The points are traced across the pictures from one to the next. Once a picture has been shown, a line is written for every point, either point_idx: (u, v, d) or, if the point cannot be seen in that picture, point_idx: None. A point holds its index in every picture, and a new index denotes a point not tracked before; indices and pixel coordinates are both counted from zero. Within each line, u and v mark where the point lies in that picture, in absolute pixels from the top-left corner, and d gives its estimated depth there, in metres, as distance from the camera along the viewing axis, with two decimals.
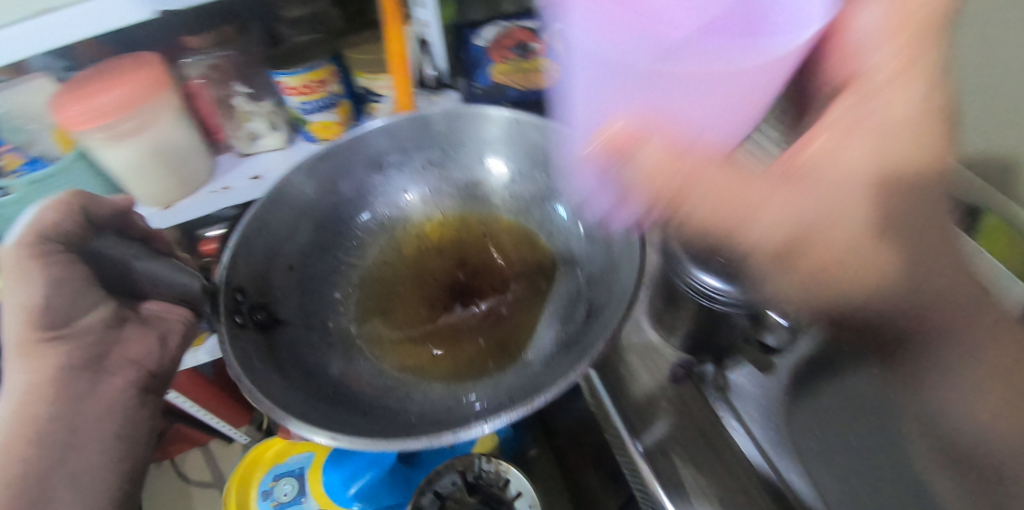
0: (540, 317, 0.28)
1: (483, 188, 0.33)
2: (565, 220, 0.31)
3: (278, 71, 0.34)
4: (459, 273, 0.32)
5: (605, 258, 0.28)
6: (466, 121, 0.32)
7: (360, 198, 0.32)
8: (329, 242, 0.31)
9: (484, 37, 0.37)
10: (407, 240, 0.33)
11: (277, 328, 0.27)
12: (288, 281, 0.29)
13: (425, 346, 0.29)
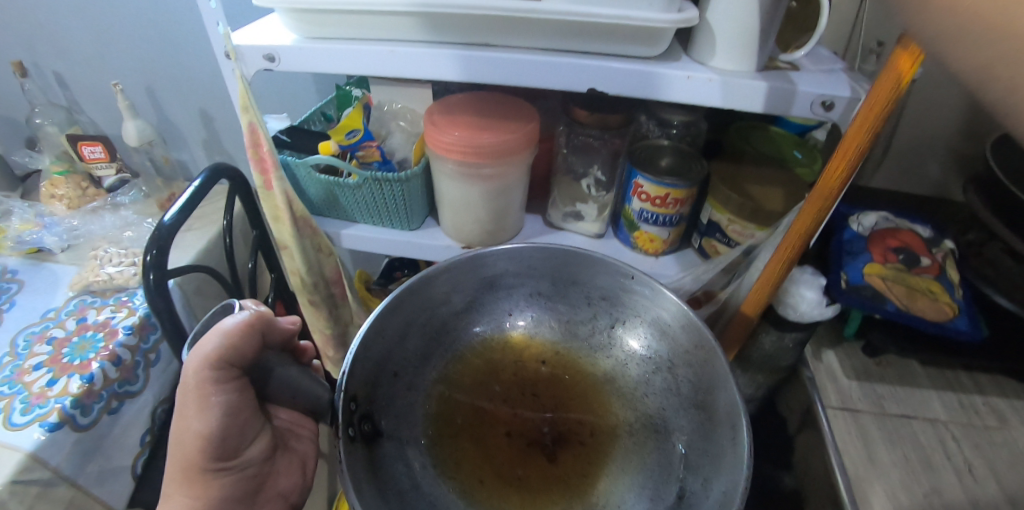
0: (623, 482, 0.30)
1: (582, 327, 0.36)
2: (657, 386, 0.33)
3: (643, 174, 0.33)
4: (539, 397, 0.34)
5: (703, 449, 0.29)
6: (590, 265, 0.34)
7: (464, 309, 0.36)
8: (432, 349, 0.34)
9: (863, 225, 0.37)
10: (495, 350, 0.36)
11: (378, 441, 0.29)
12: (391, 390, 0.31)
13: (494, 475, 0.30)
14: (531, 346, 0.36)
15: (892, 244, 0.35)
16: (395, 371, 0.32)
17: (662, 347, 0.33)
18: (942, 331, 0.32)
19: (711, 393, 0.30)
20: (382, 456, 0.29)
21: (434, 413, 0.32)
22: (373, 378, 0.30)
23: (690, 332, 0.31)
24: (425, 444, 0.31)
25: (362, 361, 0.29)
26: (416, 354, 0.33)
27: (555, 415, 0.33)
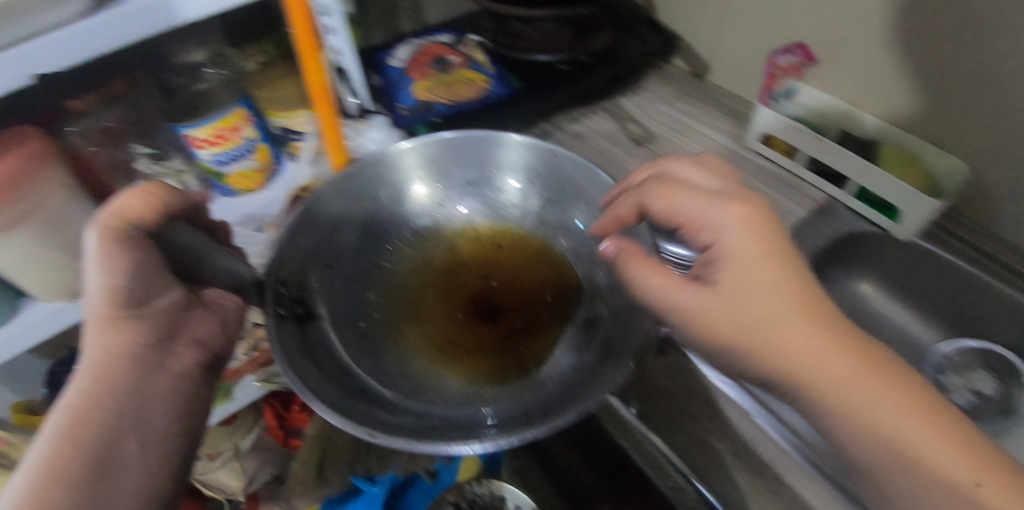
0: (558, 355, 0.43)
1: (507, 214, 0.52)
2: (557, 227, 0.51)
3: (186, 128, 0.59)
4: (486, 282, 0.50)
5: (626, 309, 0.43)
6: (493, 142, 0.51)
7: (399, 205, 0.51)
8: (371, 247, 0.48)
9: (398, 59, 0.82)
10: (441, 264, 0.50)
11: (307, 320, 0.41)
12: (321, 279, 0.44)
13: (450, 353, 0.45)
14: (502, 242, 0.52)
15: (426, 61, 0.80)
16: (328, 261, 0.46)
17: (576, 210, 0.50)
18: (478, 95, 0.78)
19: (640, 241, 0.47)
20: (315, 333, 0.41)
21: (390, 306, 0.46)
22: (298, 271, 0.43)
23: (577, 168, 0.50)
24: (378, 316, 0.45)
25: (283, 259, 0.42)
26: (337, 247, 0.47)
27: (498, 291, 0.49)
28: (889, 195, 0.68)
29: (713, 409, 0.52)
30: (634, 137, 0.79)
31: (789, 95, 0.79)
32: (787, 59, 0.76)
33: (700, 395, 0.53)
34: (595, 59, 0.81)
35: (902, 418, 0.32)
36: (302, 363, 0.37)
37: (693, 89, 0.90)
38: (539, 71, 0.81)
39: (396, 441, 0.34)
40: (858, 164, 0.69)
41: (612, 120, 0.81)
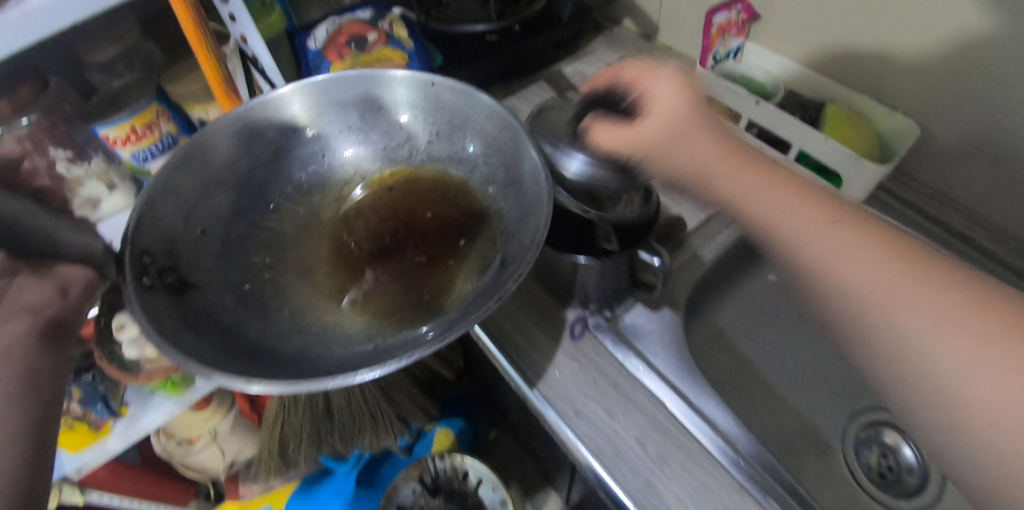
0: (466, 283, 0.52)
1: (400, 153, 0.63)
2: (449, 163, 0.61)
3: (102, 126, 0.66)
4: (384, 224, 0.60)
5: (514, 210, 0.54)
6: (382, 82, 0.59)
7: (293, 152, 0.60)
8: (262, 193, 0.57)
9: (319, 40, 0.83)
10: (355, 205, 0.62)
11: (183, 290, 0.46)
12: (195, 242, 0.51)
13: (347, 283, 0.54)
14: (392, 186, 0.63)
15: (343, 41, 0.83)
16: (201, 229, 0.52)
17: (465, 139, 0.60)
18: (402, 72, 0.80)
19: (518, 162, 0.55)
20: (191, 298, 0.46)
21: (303, 246, 0.57)
22: (171, 239, 0.49)
23: (464, 100, 0.59)
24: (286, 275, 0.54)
25: (149, 225, 0.47)
26: (214, 214, 0.53)
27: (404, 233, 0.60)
28: (831, 159, 0.68)
29: (618, 389, 0.57)
30: None
31: (731, 54, 0.82)
32: (725, 17, 0.76)
33: (608, 381, 0.58)
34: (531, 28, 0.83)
35: (956, 329, 0.31)
36: (170, 322, 0.42)
37: (639, 50, 0.92)
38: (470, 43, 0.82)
39: (278, 386, 0.38)
40: (801, 130, 0.69)
41: (550, 91, 0.86)
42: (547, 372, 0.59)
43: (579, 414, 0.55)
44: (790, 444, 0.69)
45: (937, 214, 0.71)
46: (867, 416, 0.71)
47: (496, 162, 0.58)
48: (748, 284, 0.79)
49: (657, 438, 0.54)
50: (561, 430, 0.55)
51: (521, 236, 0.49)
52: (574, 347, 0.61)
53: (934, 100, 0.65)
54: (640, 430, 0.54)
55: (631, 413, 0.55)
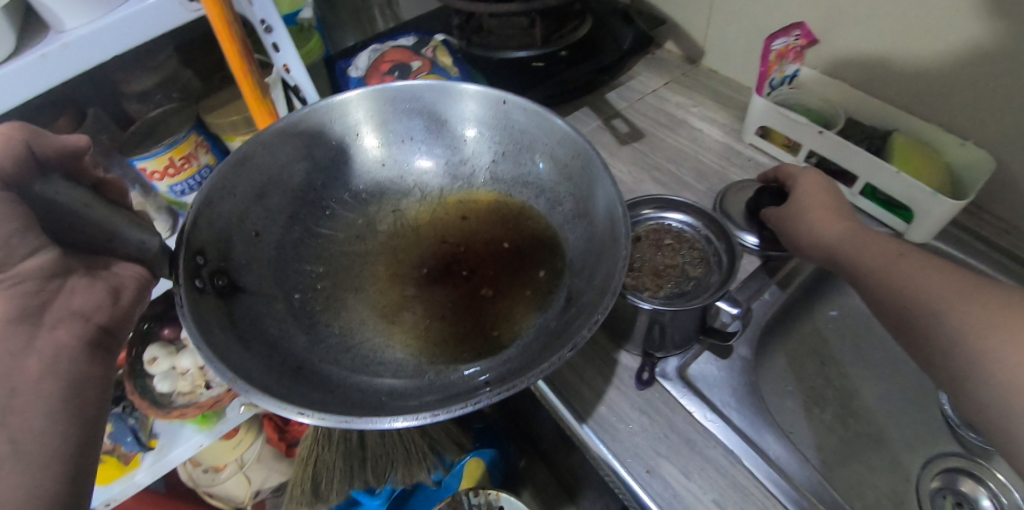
0: (532, 320, 0.50)
1: (464, 170, 0.63)
2: (513, 186, 0.61)
3: (140, 158, 0.67)
4: (444, 244, 0.60)
5: (588, 244, 0.52)
6: (452, 98, 0.59)
7: (357, 161, 0.61)
8: (316, 203, 0.59)
9: (359, 69, 0.87)
10: (411, 225, 0.62)
11: (230, 292, 0.47)
12: (248, 242, 0.52)
13: (403, 309, 0.54)
14: (456, 212, 0.63)
15: (384, 69, 0.84)
16: (256, 231, 0.53)
17: (533, 163, 0.59)
18: None
19: (592, 191, 0.53)
20: (235, 303, 0.47)
21: (368, 268, 0.57)
22: (225, 239, 0.50)
23: (536, 121, 0.57)
24: (357, 294, 0.55)
25: (206, 222, 0.48)
26: (268, 216, 0.55)
27: (463, 256, 0.59)
28: (897, 192, 0.65)
29: (692, 447, 0.52)
30: (621, 133, 0.82)
31: (789, 81, 0.78)
32: (782, 42, 0.71)
33: (678, 434, 0.53)
34: (573, 54, 0.83)
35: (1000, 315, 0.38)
36: (219, 331, 0.42)
37: (684, 75, 0.90)
38: (512, 69, 0.82)
39: (325, 417, 0.37)
40: (867, 161, 0.66)
41: (595, 117, 0.85)
42: (607, 419, 0.55)
43: (648, 475, 0.51)
44: (866, 501, 0.62)
45: (1015, 246, 0.67)
46: (940, 463, 0.66)
47: (566, 191, 0.56)
48: (808, 319, 0.74)
49: (739, 502, 0.49)
50: (632, 490, 0.51)
51: (593, 274, 0.47)
52: (639, 395, 0.56)
53: (1014, 123, 0.62)
54: (716, 494, 0.49)
55: (707, 472, 0.51)
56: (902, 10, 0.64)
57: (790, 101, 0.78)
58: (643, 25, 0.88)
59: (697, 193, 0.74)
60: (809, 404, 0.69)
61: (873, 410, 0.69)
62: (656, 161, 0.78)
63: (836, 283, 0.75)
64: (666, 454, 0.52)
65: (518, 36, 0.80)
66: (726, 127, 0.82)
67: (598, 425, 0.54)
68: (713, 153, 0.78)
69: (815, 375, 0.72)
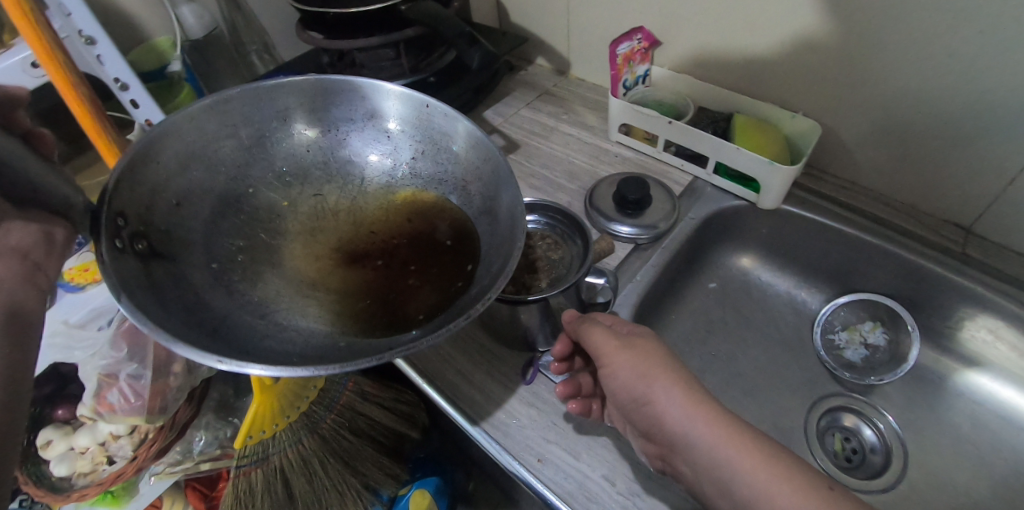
0: (434, 300, 0.52)
1: (387, 166, 0.62)
2: (427, 187, 0.61)
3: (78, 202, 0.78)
4: (370, 240, 0.60)
5: (490, 231, 0.54)
6: (378, 94, 0.61)
7: (284, 143, 0.61)
8: (238, 180, 0.58)
9: None
10: (331, 217, 0.61)
11: (152, 260, 0.47)
12: (171, 209, 0.52)
13: (327, 294, 0.53)
14: (378, 207, 0.62)
15: None
16: (178, 202, 0.53)
17: (450, 168, 0.60)
18: None
19: (494, 188, 0.55)
20: (155, 267, 0.47)
21: (294, 247, 0.57)
22: (147, 205, 0.50)
23: (455, 123, 0.59)
24: (280, 274, 0.54)
25: (128, 189, 0.49)
26: (193, 187, 0.54)
27: (390, 244, 0.59)
28: (744, 168, 0.74)
29: (580, 429, 0.57)
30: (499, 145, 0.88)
31: (642, 82, 0.87)
32: (627, 46, 0.80)
33: (569, 420, 0.58)
34: (447, 77, 0.88)
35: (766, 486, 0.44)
36: (139, 292, 0.43)
37: (554, 87, 0.99)
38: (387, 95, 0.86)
39: (243, 364, 0.38)
40: (712, 143, 0.76)
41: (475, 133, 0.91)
42: (501, 420, 0.58)
43: (541, 463, 0.54)
44: None
45: (844, 199, 0.79)
46: (824, 404, 0.76)
47: (476, 191, 0.57)
48: (689, 293, 0.82)
49: (627, 472, 0.53)
50: (525, 480, 0.54)
51: (495, 258, 0.50)
52: (528, 389, 0.60)
53: (822, 90, 0.74)
54: (604, 469, 0.54)
55: (596, 450, 0.55)
56: (721, 8, 0.75)
57: (646, 99, 0.87)
58: (512, 42, 0.96)
59: (570, 193, 0.80)
60: (694, 369, 0.76)
61: (753, 365, 0.78)
62: (532, 169, 0.84)
63: (704, 259, 0.84)
64: (557, 441, 0.56)
65: (389, 65, 0.85)
66: (593, 130, 0.90)
67: (495, 429, 0.57)
68: (583, 154, 0.86)
69: (700, 345, 0.79)
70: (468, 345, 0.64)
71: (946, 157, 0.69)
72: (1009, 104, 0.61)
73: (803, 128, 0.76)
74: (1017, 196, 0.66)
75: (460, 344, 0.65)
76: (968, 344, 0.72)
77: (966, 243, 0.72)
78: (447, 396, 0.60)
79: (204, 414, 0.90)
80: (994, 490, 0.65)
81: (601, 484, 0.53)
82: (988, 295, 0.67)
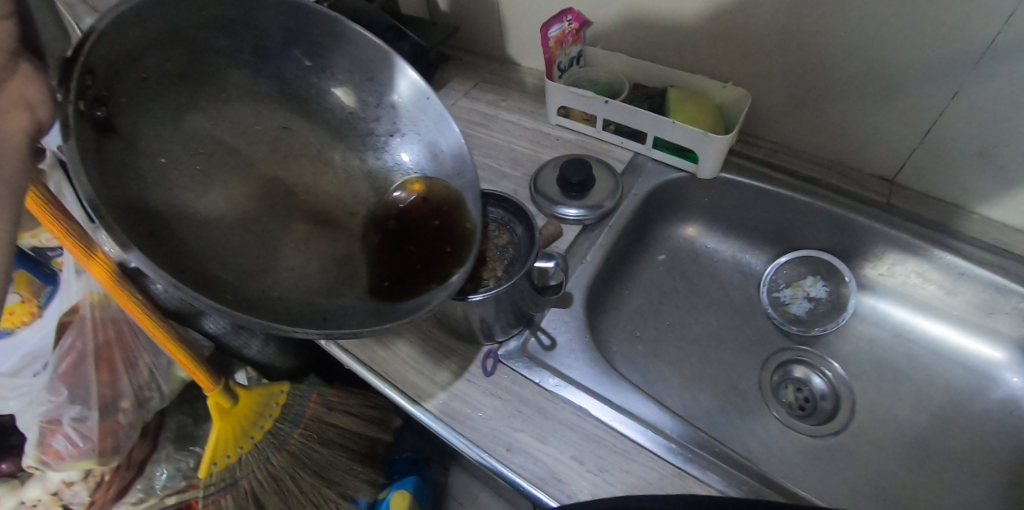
0: (400, 288, 0.48)
1: (370, 136, 0.54)
2: (404, 168, 0.54)
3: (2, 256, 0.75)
4: (345, 205, 0.51)
5: (461, 236, 0.51)
6: (396, 69, 0.53)
7: (287, 73, 0.51)
8: (214, 79, 0.47)
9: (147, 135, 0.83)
10: (294, 163, 0.50)
11: (106, 133, 0.38)
12: (142, 79, 0.41)
13: (289, 244, 0.46)
14: (359, 167, 0.53)
15: None
16: (146, 75, 0.42)
17: (428, 168, 0.54)
18: None
19: (463, 199, 0.52)
20: (111, 146, 0.38)
21: (250, 172, 0.47)
22: (120, 66, 0.40)
23: (453, 133, 0.53)
24: (229, 202, 0.44)
25: (108, 43, 0.39)
26: (170, 66, 0.43)
27: (368, 208, 0.52)
28: (681, 140, 0.76)
29: (544, 414, 0.58)
30: None
31: (577, 63, 0.87)
32: (558, 29, 0.79)
33: (532, 406, 0.58)
34: None
35: None
36: (89, 177, 0.35)
37: (490, 75, 0.98)
38: None
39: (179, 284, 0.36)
40: (648, 119, 0.77)
41: None
42: (466, 414, 0.58)
43: (510, 452, 0.55)
44: (710, 407, 0.73)
45: (777, 162, 0.82)
46: (777, 360, 0.79)
47: (444, 190, 0.53)
48: (641, 267, 0.84)
49: (593, 450, 0.55)
50: (497, 470, 0.54)
51: (451, 265, 0.49)
52: (489, 380, 0.61)
53: (747, 61, 0.77)
54: (571, 449, 0.55)
55: (561, 432, 0.56)
56: None
57: (581, 80, 0.87)
58: (444, 32, 0.94)
59: (515, 181, 0.80)
60: (653, 340, 0.78)
61: (706, 330, 0.80)
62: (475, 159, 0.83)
63: (652, 233, 0.86)
64: (524, 428, 0.57)
65: None
66: (532, 115, 0.90)
67: (461, 424, 0.57)
68: (524, 140, 0.86)
69: (655, 317, 0.81)
70: (425, 343, 0.64)
71: (869, 118, 0.73)
72: (919, 63, 0.65)
73: (737, 99, 0.78)
74: (933, 146, 0.70)
75: (416, 343, 0.64)
76: (900, 288, 0.77)
77: (891, 194, 0.76)
78: (410, 398, 0.59)
79: (163, 446, 0.87)
80: (933, 420, 0.70)
81: (569, 462, 0.54)
82: (914, 241, 0.72)
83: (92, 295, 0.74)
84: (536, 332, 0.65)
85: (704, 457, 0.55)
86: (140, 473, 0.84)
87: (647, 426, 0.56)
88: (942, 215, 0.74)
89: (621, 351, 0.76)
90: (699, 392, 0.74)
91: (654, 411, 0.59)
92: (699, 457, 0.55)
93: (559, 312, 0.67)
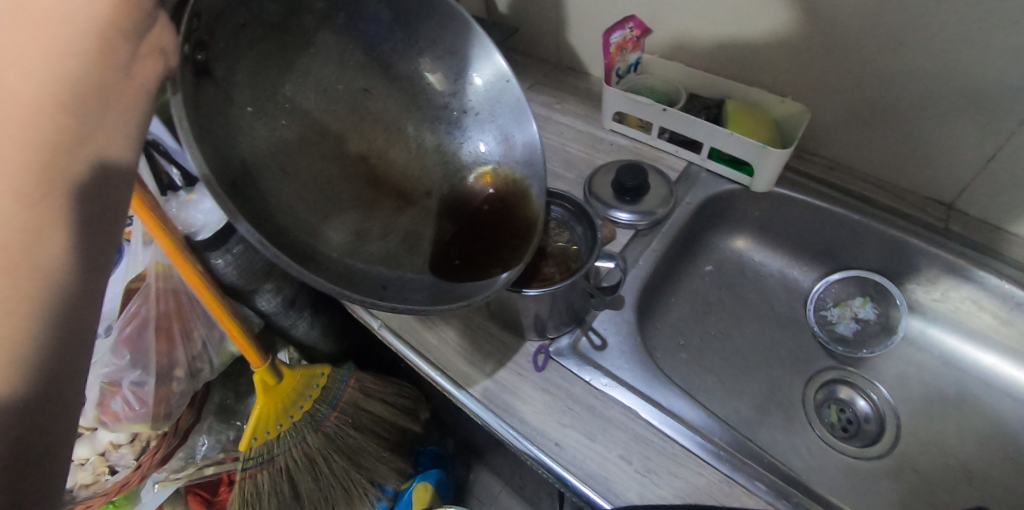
0: (464, 273, 0.50)
1: (447, 113, 0.55)
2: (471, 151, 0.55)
3: None
4: (417, 181, 0.54)
5: (522, 228, 0.53)
6: (481, 48, 0.54)
7: (376, 46, 0.53)
8: (305, 41, 0.49)
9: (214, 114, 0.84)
10: (378, 135, 0.52)
11: (204, 77, 0.40)
12: (241, 27, 0.43)
13: (365, 213, 0.49)
14: (433, 142, 0.55)
15: None
16: (242, 23, 0.43)
17: (492, 154, 0.55)
18: None
19: (528, 193, 0.54)
20: (206, 90, 0.40)
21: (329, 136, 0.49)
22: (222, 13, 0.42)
23: (529, 122, 0.54)
24: (313, 164, 0.47)
25: None
26: (266, 17, 0.45)
27: (438, 189, 0.54)
28: (736, 151, 0.76)
29: (593, 412, 0.58)
30: None
31: (635, 70, 0.88)
32: (620, 36, 0.80)
33: (581, 403, 0.59)
34: None
35: None
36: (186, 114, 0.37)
37: (545, 77, 0.99)
38: None
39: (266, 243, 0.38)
40: (706, 128, 0.77)
41: None
42: (515, 406, 0.59)
43: (558, 447, 0.56)
44: (753, 420, 0.73)
45: (831, 179, 0.81)
46: (821, 378, 0.79)
47: (510, 177, 0.55)
48: (687, 275, 0.84)
49: (640, 451, 0.55)
50: (545, 463, 0.55)
51: (513, 254, 0.51)
52: (539, 375, 0.61)
53: (807, 77, 0.76)
54: (619, 448, 0.55)
55: (610, 431, 0.57)
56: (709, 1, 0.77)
57: (637, 85, 0.88)
58: (504, 33, 0.95)
59: (568, 182, 0.81)
60: (697, 349, 0.78)
61: (750, 343, 0.80)
62: None
63: (700, 243, 0.86)
64: (573, 424, 0.57)
65: None
66: (586, 118, 0.91)
67: (510, 415, 0.58)
68: (578, 142, 0.87)
69: (699, 326, 0.81)
70: (476, 334, 0.65)
71: (930, 141, 0.72)
72: (989, 90, 0.64)
73: (794, 110, 0.78)
74: (997, 173, 0.69)
75: (468, 333, 0.65)
76: (954, 315, 0.76)
77: (949, 219, 0.75)
78: (460, 385, 0.61)
79: (206, 418, 0.90)
80: (981, 449, 0.69)
81: (616, 461, 0.54)
82: (972, 269, 0.71)
83: (156, 265, 0.78)
84: (588, 330, 0.66)
85: (752, 466, 0.55)
86: (184, 441, 0.86)
87: (695, 431, 0.56)
88: (1003, 244, 0.72)
89: (664, 356, 0.76)
90: (741, 404, 0.74)
91: (702, 417, 0.59)
92: (748, 465, 0.54)
93: (609, 314, 0.67)
